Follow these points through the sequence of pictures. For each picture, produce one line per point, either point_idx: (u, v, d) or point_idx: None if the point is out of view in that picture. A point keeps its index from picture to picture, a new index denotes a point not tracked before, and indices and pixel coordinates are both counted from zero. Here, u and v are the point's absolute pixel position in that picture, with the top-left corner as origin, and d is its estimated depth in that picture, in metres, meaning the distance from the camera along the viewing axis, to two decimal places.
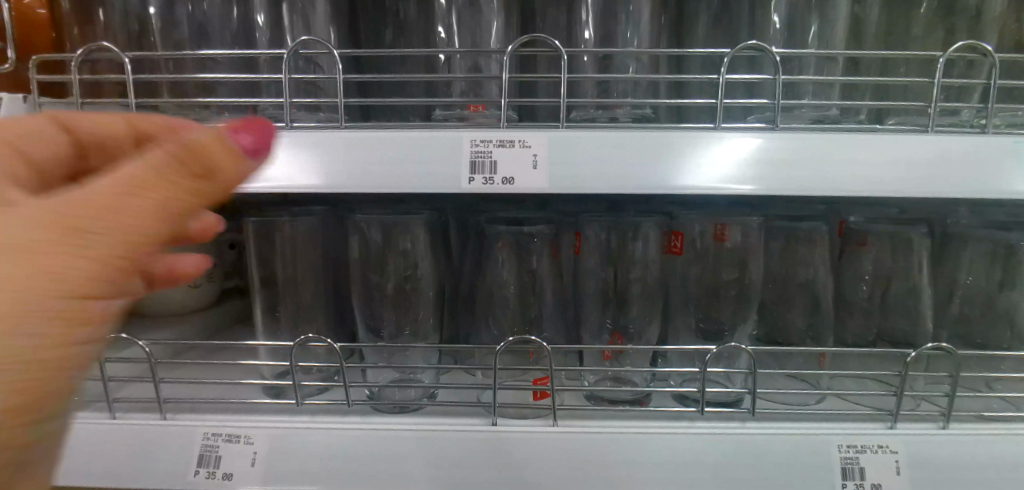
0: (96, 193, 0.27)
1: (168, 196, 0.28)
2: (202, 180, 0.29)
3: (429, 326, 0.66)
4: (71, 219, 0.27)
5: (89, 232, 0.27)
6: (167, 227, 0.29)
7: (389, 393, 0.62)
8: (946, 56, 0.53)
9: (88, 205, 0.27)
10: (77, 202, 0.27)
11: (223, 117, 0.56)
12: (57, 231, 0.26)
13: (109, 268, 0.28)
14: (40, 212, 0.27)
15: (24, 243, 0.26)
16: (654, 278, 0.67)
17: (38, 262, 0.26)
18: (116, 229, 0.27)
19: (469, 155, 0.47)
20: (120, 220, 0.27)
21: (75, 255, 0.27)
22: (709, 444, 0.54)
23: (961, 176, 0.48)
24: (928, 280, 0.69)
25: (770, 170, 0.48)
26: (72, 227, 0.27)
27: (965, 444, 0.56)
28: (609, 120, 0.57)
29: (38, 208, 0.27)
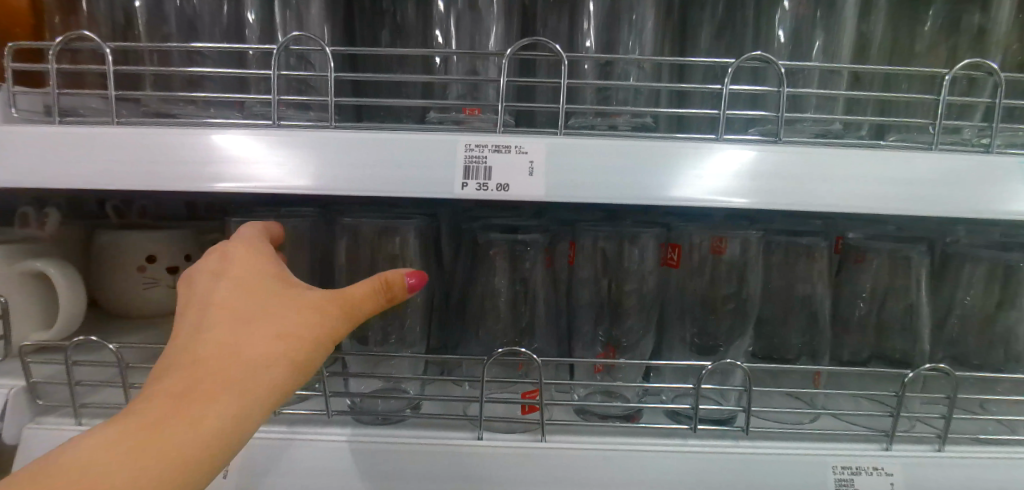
0: (338, 295, 0.43)
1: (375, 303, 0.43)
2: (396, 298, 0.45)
3: (416, 334, 0.64)
4: (322, 308, 0.42)
5: (332, 320, 0.42)
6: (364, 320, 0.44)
7: (370, 403, 0.61)
8: (951, 73, 0.53)
9: (332, 304, 0.42)
10: (328, 298, 0.42)
11: (209, 114, 0.54)
12: (317, 316, 0.41)
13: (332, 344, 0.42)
14: (305, 300, 0.42)
15: (301, 318, 0.41)
16: (649, 291, 0.66)
17: (304, 336, 0.40)
18: (346, 320, 0.42)
19: (463, 160, 0.46)
20: (349, 316, 0.42)
21: (325, 335, 0.41)
22: (700, 464, 0.53)
23: (966, 195, 0.47)
24: (926, 299, 0.68)
25: (772, 184, 0.46)
26: (323, 314, 0.42)
27: (961, 467, 0.55)
28: (609, 128, 0.56)
29: (303, 299, 0.42)
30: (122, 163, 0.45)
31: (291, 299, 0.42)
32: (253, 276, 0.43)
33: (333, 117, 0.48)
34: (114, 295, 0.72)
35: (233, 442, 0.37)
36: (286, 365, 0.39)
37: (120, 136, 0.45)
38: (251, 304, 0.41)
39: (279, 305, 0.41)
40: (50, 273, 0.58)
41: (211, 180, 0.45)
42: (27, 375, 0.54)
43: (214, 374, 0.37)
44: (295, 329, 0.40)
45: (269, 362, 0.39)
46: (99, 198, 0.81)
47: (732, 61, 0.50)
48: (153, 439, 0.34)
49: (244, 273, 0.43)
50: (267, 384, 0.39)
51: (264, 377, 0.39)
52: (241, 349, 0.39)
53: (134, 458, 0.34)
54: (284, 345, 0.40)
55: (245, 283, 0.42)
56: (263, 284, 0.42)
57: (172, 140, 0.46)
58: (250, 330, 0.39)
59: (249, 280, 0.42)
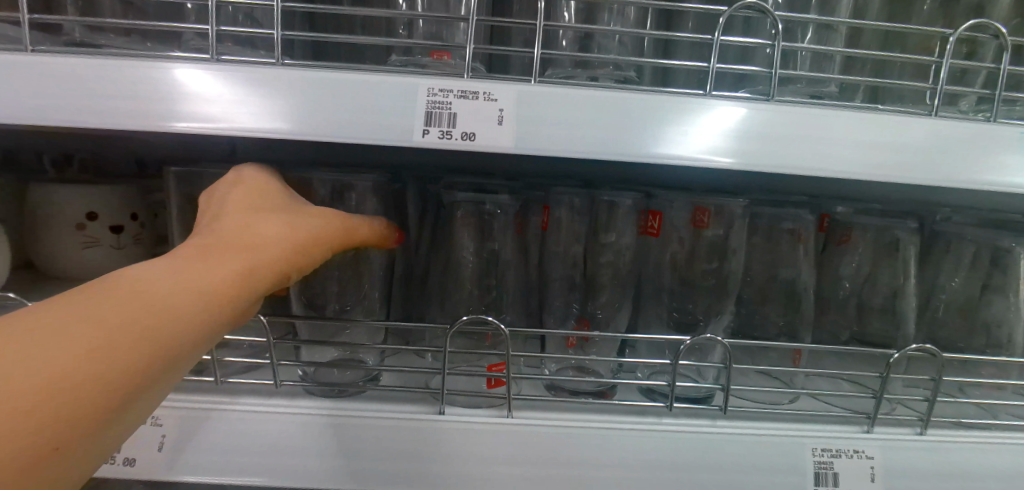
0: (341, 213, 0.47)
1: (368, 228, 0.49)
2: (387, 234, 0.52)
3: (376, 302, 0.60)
4: (329, 217, 0.45)
5: (336, 227, 0.45)
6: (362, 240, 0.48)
7: (320, 378, 0.56)
8: (958, 33, 0.49)
9: (334, 217, 0.46)
10: (332, 212, 0.46)
11: (144, 48, 0.49)
12: (323, 219, 0.45)
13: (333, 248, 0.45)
14: (313, 208, 0.45)
15: (309, 218, 0.44)
16: (626, 263, 0.63)
17: (316, 229, 0.43)
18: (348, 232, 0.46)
19: (424, 105, 0.41)
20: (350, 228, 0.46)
21: (332, 236, 0.45)
22: (675, 445, 0.50)
23: (966, 164, 0.44)
24: (914, 279, 0.65)
25: (760, 144, 0.43)
26: (329, 219, 0.45)
27: (942, 451, 0.53)
28: (589, 81, 0.51)
29: (310, 208, 0.45)
30: (31, 95, 0.39)
31: (299, 206, 0.45)
32: (267, 185, 0.46)
33: (279, 53, 0.42)
34: (50, 253, 0.67)
35: (242, 303, 0.38)
36: (298, 249, 0.41)
37: (29, 62, 0.40)
38: (264, 201, 0.44)
39: (291, 207, 0.44)
40: None
41: (134, 117, 0.39)
42: None
43: (232, 243, 0.39)
44: (307, 223, 0.43)
45: (286, 240, 0.41)
46: (36, 150, 0.75)
47: (726, 9, 0.46)
48: (178, 280, 0.35)
49: (255, 181, 0.45)
50: (278, 259, 0.40)
51: (271, 254, 0.40)
52: (256, 228, 0.41)
53: (157, 292, 0.34)
54: (297, 231, 0.42)
55: (260, 191, 0.44)
56: (274, 192, 0.45)
57: (93, 68, 0.40)
58: (267, 216, 0.42)
59: (263, 187, 0.45)
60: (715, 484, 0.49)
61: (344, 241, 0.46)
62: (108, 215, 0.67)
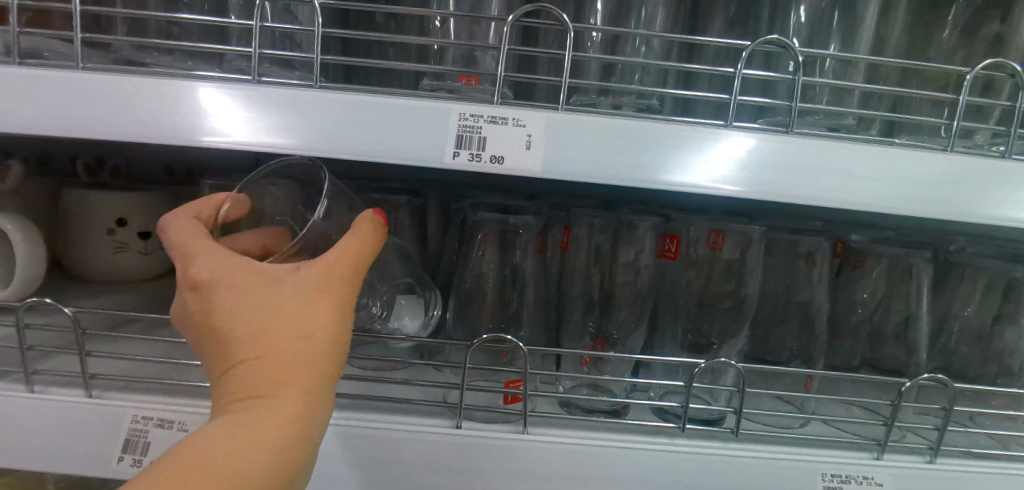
0: (333, 260, 0.43)
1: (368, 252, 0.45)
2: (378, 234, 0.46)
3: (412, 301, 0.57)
4: (329, 275, 0.43)
5: (342, 286, 0.44)
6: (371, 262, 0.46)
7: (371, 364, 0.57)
8: (975, 72, 0.50)
9: (332, 277, 0.43)
10: (325, 269, 0.43)
11: (186, 65, 0.51)
12: (324, 291, 0.43)
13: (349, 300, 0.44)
14: (308, 280, 0.43)
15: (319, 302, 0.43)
16: (643, 283, 0.64)
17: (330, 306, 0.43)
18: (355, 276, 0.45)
19: (456, 129, 0.43)
20: (353, 275, 0.44)
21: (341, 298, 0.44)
22: (688, 466, 0.51)
23: (981, 197, 0.45)
24: (928, 308, 0.66)
25: (779, 175, 0.44)
26: (329, 285, 0.43)
27: (953, 480, 0.53)
28: (612, 108, 0.53)
29: (304, 282, 0.43)
30: (85, 112, 0.41)
31: (289, 284, 0.43)
32: (239, 278, 0.42)
33: (318, 76, 0.44)
34: (82, 257, 0.68)
35: (317, 417, 0.43)
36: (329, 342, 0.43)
37: (81, 80, 0.41)
38: (258, 306, 0.42)
39: (288, 295, 0.43)
40: (7, 229, 0.54)
41: (181, 134, 0.41)
42: None
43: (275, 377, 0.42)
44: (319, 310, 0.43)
45: (314, 347, 0.42)
46: (69, 156, 0.77)
47: (750, 44, 0.47)
48: (246, 447, 0.39)
49: (225, 280, 0.42)
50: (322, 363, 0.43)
51: (312, 372, 0.42)
52: (280, 350, 0.42)
53: (233, 462, 0.38)
54: (317, 328, 0.43)
55: (251, 287, 0.42)
56: (254, 283, 0.42)
57: (140, 86, 0.42)
58: (280, 329, 0.42)
59: (239, 286, 0.42)
60: None
61: (355, 292, 0.45)
62: (138, 222, 0.69)
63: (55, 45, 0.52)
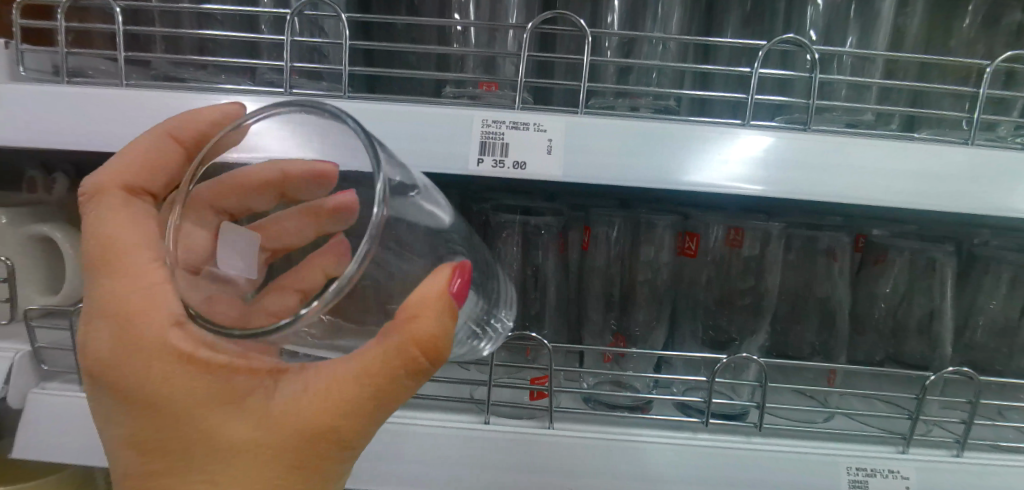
0: (341, 421, 0.34)
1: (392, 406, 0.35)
2: (412, 377, 0.34)
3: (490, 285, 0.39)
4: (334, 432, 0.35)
5: (332, 437, 0.35)
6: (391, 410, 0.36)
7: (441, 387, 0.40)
8: (995, 65, 0.50)
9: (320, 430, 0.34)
10: (329, 427, 0.34)
11: (220, 80, 0.54)
12: (311, 442, 0.35)
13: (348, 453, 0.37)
14: (289, 430, 0.34)
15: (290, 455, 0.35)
16: (663, 281, 0.65)
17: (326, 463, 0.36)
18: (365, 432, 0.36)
19: (480, 135, 0.44)
20: (352, 424, 0.35)
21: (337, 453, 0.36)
22: (713, 460, 0.52)
23: (1004, 192, 0.45)
24: (952, 302, 0.66)
25: (795, 172, 0.44)
26: (317, 435, 0.35)
27: (982, 473, 0.53)
28: (630, 110, 0.54)
29: (282, 429, 0.34)
30: (131, 128, 0.44)
31: (269, 421, 0.34)
32: (205, 394, 0.33)
33: (346, 87, 0.46)
34: None
35: None
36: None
37: (128, 96, 0.44)
38: (221, 430, 0.34)
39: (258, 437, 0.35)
40: (55, 237, 0.58)
41: None
42: (31, 341, 0.52)
43: None
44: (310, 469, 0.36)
45: None
46: (106, 166, 0.80)
47: (766, 44, 0.48)
48: None
49: (187, 394, 0.33)
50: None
51: None
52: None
53: None
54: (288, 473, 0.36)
55: (217, 411, 0.34)
56: (219, 406, 0.34)
57: (180, 102, 0.44)
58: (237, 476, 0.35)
59: (208, 409, 0.34)
60: None
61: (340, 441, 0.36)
62: None
63: (98, 64, 0.55)
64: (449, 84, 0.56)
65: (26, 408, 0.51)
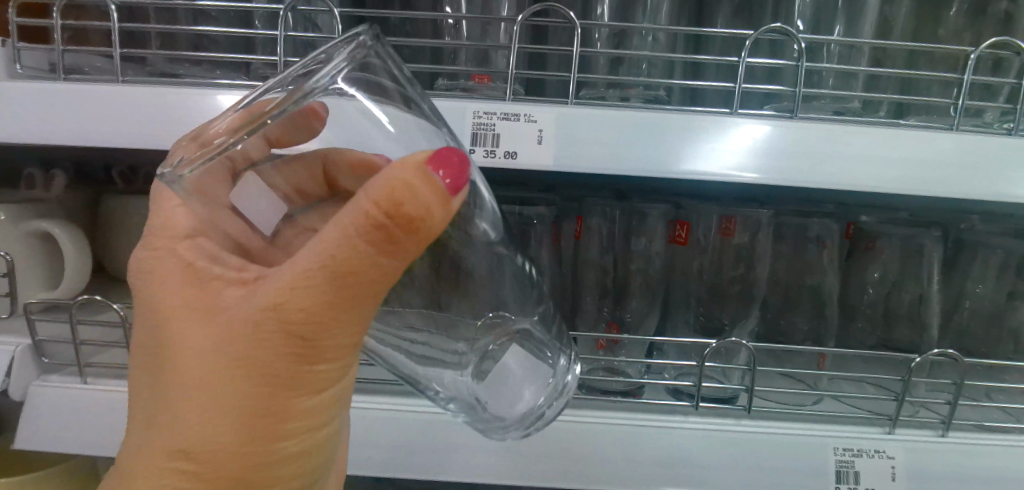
0: (294, 306, 0.30)
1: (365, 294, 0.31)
2: (385, 249, 0.29)
3: (511, 285, 0.39)
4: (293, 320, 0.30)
5: (303, 329, 0.31)
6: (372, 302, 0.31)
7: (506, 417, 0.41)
8: (978, 53, 0.51)
9: (283, 318, 0.30)
10: (282, 312, 0.30)
11: (215, 75, 0.54)
12: (278, 336, 0.31)
13: (324, 355, 0.33)
14: (252, 321, 0.31)
15: (261, 354, 0.32)
16: (655, 270, 0.66)
17: (296, 364, 0.32)
18: (335, 326, 0.31)
19: (471, 127, 0.45)
20: (319, 313, 0.30)
21: (321, 354, 0.33)
22: (703, 442, 0.53)
23: (985, 178, 0.46)
24: (938, 286, 0.67)
25: (780, 160, 0.45)
26: (281, 326, 0.31)
27: (967, 453, 0.54)
28: (621, 100, 0.55)
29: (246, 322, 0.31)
30: (128, 122, 0.44)
31: (237, 320, 0.31)
32: (181, 291, 0.33)
33: None
34: (122, 259, 0.72)
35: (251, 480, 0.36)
36: (289, 406, 0.34)
37: (125, 92, 0.44)
38: (192, 335, 0.32)
39: (226, 335, 0.32)
40: (54, 233, 0.59)
41: None
42: (33, 333, 0.53)
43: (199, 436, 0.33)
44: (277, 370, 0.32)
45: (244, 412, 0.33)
46: (104, 162, 0.80)
47: (753, 34, 0.49)
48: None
49: (168, 291, 0.33)
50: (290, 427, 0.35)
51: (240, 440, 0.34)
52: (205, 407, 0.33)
53: None
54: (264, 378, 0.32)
55: (191, 309, 0.32)
56: (192, 306, 0.32)
57: (174, 97, 0.44)
58: (209, 380, 0.32)
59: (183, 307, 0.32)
60: (745, 481, 0.53)
61: (315, 341, 0.32)
62: None
63: (94, 61, 0.56)
64: (442, 77, 0.57)
65: (29, 400, 0.52)
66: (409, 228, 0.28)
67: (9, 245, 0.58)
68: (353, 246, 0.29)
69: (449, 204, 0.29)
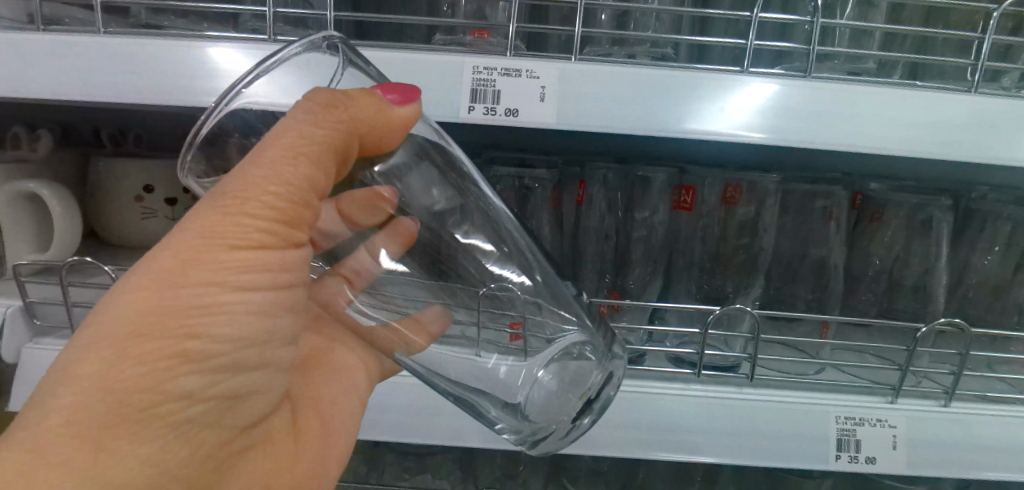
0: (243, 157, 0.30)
1: (295, 178, 0.30)
2: (326, 110, 0.31)
3: (514, 262, 0.39)
4: (220, 196, 0.30)
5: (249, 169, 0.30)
6: (308, 196, 0.31)
7: (568, 379, 0.40)
8: (1001, 9, 0.48)
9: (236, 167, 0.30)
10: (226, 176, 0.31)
11: (201, 28, 0.52)
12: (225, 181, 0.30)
13: (256, 241, 0.30)
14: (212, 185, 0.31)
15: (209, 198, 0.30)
16: (658, 237, 0.65)
17: (222, 247, 0.29)
18: (266, 206, 0.30)
19: (470, 83, 0.43)
20: (266, 152, 0.30)
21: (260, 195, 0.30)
22: (704, 410, 0.53)
23: (1004, 142, 0.44)
24: (945, 256, 0.66)
25: (791, 120, 0.43)
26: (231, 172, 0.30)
27: (969, 421, 0.54)
28: (626, 58, 0.53)
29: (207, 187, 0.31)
30: (110, 75, 0.42)
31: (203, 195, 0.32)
32: None
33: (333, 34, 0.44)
34: (112, 223, 0.71)
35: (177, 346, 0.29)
36: (221, 250, 0.29)
37: (105, 43, 0.42)
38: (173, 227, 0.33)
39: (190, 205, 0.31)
40: (43, 194, 0.57)
41: (204, 96, 0.42)
42: (23, 295, 0.52)
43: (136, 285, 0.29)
44: (198, 253, 0.29)
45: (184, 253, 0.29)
46: (93, 124, 0.78)
47: None
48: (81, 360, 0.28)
49: None
50: (215, 295, 0.29)
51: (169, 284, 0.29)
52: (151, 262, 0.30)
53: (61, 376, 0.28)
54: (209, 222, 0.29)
55: None
56: None
57: (157, 49, 0.42)
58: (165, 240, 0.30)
59: None
60: (745, 448, 0.52)
61: (257, 182, 0.30)
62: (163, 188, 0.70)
63: (75, 12, 0.53)
64: (439, 32, 0.54)
65: (21, 363, 0.51)
66: (337, 111, 0.31)
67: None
68: (284, 131, 0.30)
69: (383, 103, 0.33)
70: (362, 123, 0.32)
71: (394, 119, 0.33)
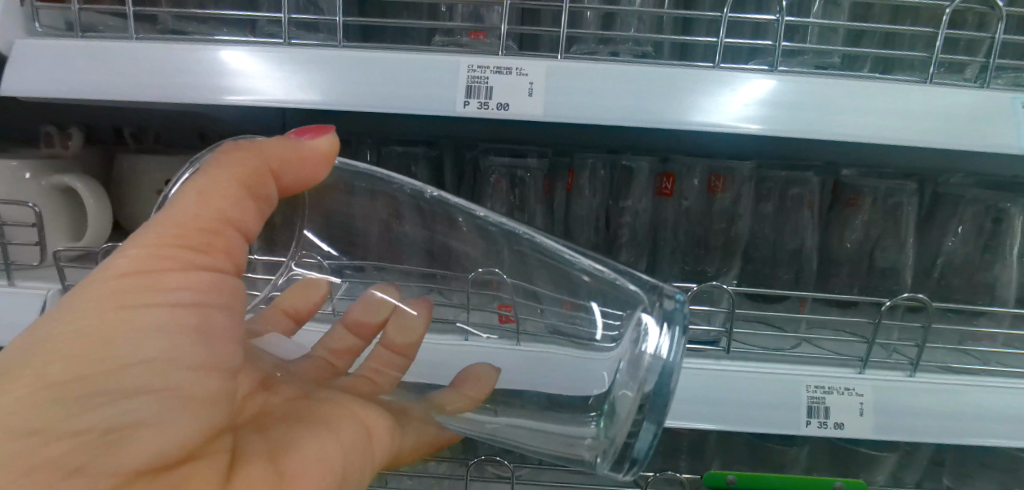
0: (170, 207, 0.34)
1: (220, 210, 0.33)
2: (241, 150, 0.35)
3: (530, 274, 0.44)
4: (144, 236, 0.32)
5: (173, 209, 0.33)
6: (223, 226, 0.34)
7: (628, 378, 0.40)
8: (954, 7, 0.52)
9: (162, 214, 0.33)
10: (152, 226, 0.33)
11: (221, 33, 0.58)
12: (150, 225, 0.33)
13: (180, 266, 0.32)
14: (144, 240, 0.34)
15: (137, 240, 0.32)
16: (644, 224, 0.70)
17: (128, 277, 0.31)
18: (189, 236, 0.33)
19: (465, 80, 0.48)
20: (187, 190, 0.33)
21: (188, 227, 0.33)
22: (684, 379, 0.57)
23: (956, 127, 0.48)
24: (912, 238, 0.70)
25: (757, 110, 0.48)
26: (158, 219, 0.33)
27: (932, 390, 0.58)
28: (611, 55, 0.58)
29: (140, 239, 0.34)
30: (141, 76, 0.47)
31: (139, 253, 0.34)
32: None
33: (341, 37, 0.49)
34: (135, 214, 0.75)
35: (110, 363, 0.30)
36: (152, 279, 0.32)
37: (138, 47, 0.47)
38: None
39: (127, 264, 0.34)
40: (77, 187, 0.62)
41: (225, 94, 0.47)
42: (62, 279, 0.56)
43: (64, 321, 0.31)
44: (113, 290, 0.31)
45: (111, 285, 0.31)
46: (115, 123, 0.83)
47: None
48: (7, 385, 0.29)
49: None
50: (141, 315, 0.31)
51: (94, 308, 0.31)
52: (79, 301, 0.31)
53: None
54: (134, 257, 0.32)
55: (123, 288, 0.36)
56: None
57: (182, 52, 0.47)
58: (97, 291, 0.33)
59: None
60: (724, 415, 0.57)
61: (179, 216, 0.33)
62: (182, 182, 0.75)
63: (107, 19, 0.58)
64: (439, 34, 0.59)
65: None
66: (243, 152, 0.35)
67: (38, 197, 0.62)
68: (193, 180, 0.34)
69: (293, 142, 0.37)
70: (272, 160, 0.36)
71: (306, 150, 0.38)
